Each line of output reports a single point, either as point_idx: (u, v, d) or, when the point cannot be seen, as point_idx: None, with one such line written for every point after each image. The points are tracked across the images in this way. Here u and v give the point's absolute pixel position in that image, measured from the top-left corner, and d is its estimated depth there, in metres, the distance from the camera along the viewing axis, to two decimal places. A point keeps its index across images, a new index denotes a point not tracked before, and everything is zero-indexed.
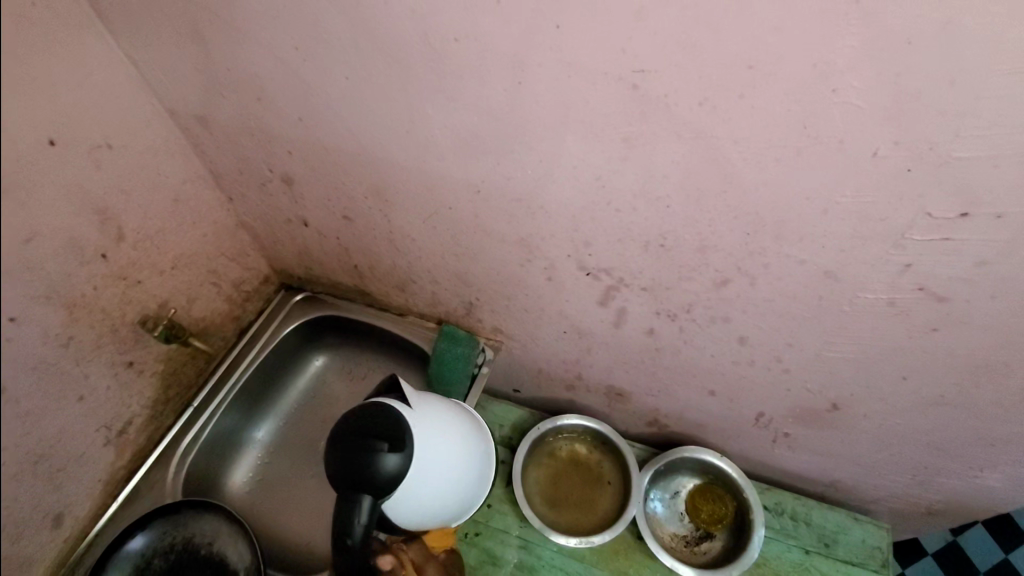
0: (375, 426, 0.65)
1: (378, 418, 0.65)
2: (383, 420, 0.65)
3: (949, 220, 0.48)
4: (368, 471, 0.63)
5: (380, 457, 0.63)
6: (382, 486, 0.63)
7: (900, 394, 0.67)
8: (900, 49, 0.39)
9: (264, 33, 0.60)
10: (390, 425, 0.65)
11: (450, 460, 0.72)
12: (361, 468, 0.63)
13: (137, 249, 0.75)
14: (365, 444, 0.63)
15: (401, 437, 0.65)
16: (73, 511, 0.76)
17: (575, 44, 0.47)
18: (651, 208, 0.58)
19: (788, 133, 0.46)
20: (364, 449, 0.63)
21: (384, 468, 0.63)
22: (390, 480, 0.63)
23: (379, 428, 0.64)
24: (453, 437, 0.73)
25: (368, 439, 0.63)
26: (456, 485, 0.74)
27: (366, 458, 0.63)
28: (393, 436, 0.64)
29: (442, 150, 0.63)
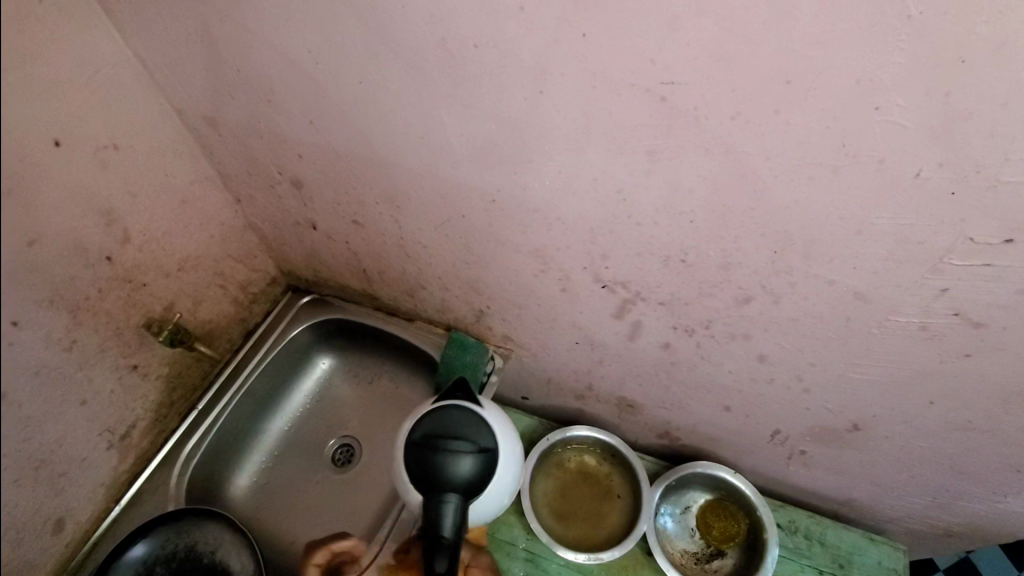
0: (428, 430, 0.66)
1: (430, 422, 0.66)
2: (434, 423, 0.66)
3: (991, 246, 0.45)
4: (436, 474, 0.63)
5: (448, 452, 0.63)
6: (462, 483, 0.63)
7: (925, 417, 0.65)
8: (952, 68, 0.37)
9: (275, 34, 0.58)
10: (441, 425, 0.66)
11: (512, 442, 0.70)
12: (433, 472, 0.63)
13: (143, 250, 0.73)
14: (421, 447, 0.64)
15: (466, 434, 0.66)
16: (75, 515, 0.75)
17: (601, 54, 0.45)
18: (674, 223, 0.55)
19: (824, 151, 0.44)
20: (429, 453, 0.64)
21: (450, 467, 0.63)
22: (464, 477, 0.63)
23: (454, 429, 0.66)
24: (506, 420, 0.72)
25: (428, 445, 0.64)
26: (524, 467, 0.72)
27: (430, 462, 0.63)
28: (451, 432, 0.65)
29: (457, 157, 0.61)
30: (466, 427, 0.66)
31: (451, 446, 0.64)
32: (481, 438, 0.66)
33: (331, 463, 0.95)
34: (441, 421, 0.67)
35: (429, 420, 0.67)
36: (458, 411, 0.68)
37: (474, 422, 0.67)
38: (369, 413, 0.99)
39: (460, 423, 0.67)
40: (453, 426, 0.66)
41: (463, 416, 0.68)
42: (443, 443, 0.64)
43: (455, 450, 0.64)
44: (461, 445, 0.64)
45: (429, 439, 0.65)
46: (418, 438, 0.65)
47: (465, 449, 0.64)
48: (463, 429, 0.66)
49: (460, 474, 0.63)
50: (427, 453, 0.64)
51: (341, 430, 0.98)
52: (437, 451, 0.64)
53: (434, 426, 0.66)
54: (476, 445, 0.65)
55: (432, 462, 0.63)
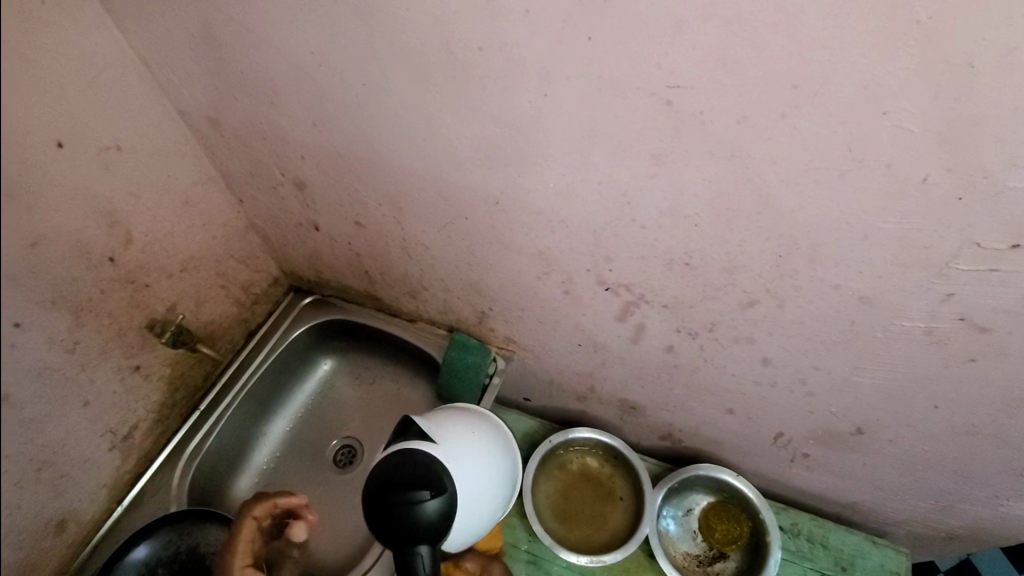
0: (386, 480, 0.62)
1: (389, 470, 0.63)
2: (392, 470, 0.63)
3: (998, 251, 0.45)
4: (404, 528, 0.60)
5: (413, 503, 0.61)
6: (432, 530, 0.61)
7: (929, 421, 0.65)
8: (960, 73, 0.36)
9: (279, 35, 0.58)
10: (400, 472, 0.63)
11: (479, 462, 0.70)
12: (400, 526, 0.60)
13: (146, 251, 0.73)
14: (382, 501, 0.61)
15: (429, 477, 0.63)
16: (78, 517, 0.75)
17: (606, 57, 0.45)
18: (679, 226, 0.55)
19: (831, 155, 0.44)
20: (393, 507, 0.60)
21: (417, 517, 0.60)
22: (433, 523, 0.61)
23: (416, 475, 0.63)
24: (469, 444, 0.70)
25: (391, 497, 0.61)
26: (495, 491, 0.71)
27: (395, 515, 0.60)
28: (411, 479, 0.62)
29: (461, 160, 0.60)
30: (428, 470, 0.64)
31: (416, 496, 0.61)
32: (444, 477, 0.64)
33: (333, 464, 0.95)
34: (399, 467, 0.63)
35: (385, 467, 0.63)
36: (415, 454, 0.65)
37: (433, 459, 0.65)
38: (371, 414, 0.99)
39: (421, 464, 0.64)
40: (413, 471, 0.63)
41: (422, 456, 0.65)
42: (406, 493, 0.61)
43: (420, 498, 0.61)
44: (426, 490, 0.62)
45: (390, 491, 0.61)
46: (376, 491, 0.61)
47: (430, 493, 0.62)
48: (426, 472, 0.63)
49: (429, 521, 0.61)
50: (390, 506, 0.60)
51: (343, 431, 0.98)
52: (400, 504, 0.60)
53: (394, 474, 0.63)
54: (440, 487, 0.63)
55: (397, 516, 0.60)
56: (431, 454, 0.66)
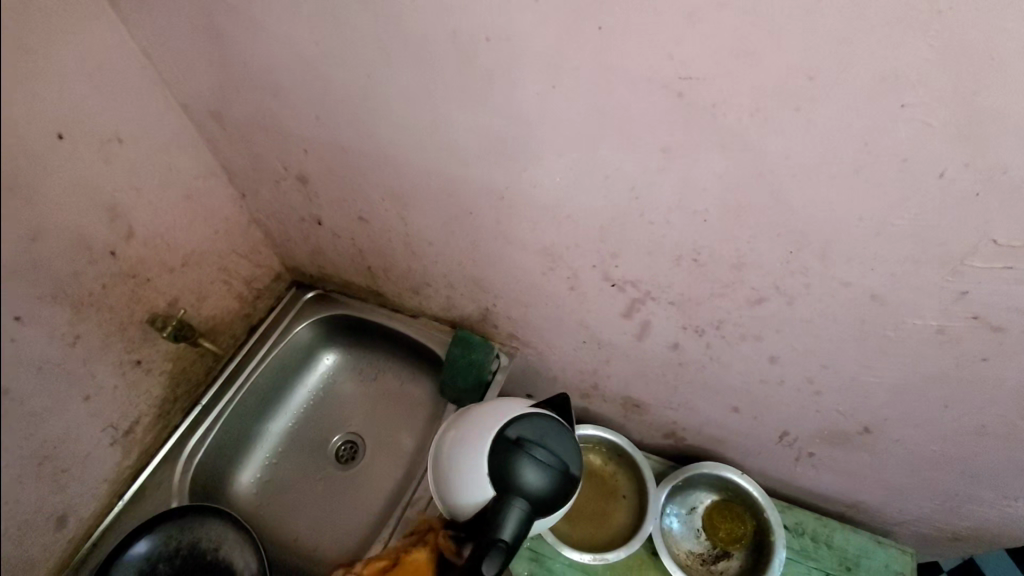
0: (515, 429, 0.65)
1: (514, 423, 0.66)
2: (519, 425, 0.65)
3: (1014, 249, 0.44)
4: (509, 475, 0.61)
5: (515, 458, 0.62)
6: (533, 491, 0.61)
7: (938, 421, 0.64)
8: (982, 66, 0.36)
9: (283, 27, 0.57)
10: (529, 429, 0.65)
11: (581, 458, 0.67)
12: (507, 471, 0.61)
13: (147, 246, 0.72)
14: (499, 445, 0.64)
15: (536, 447, 0.63)
16: (79, 511, 0.74)
17: (617, 48, 0.44)
18: (687, 221, 0.54)
19: (845, 149, 0.43)
20: (510, 453, 0.63)
21: (526, 472, 0.61)
22: (537, 486, 0.61)
23: (527, 439, 0.64)
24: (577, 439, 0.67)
25: (510, 444, 0.63)
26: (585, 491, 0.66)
27: (507, 460, 0.62)
28: (536, 439, 0.64)
29: (466, 154, 0.60)
30: (535, 440, 0.64)
31: (532, 454, 0.63)
32: (566, 456, 0.64)
33: (335, 460, 0.94)
34: (527, 426, 0.65)
35: (514, 419, 0.66)
36: (547, 421, 0.67)
37: (561, 437, 0.66)
38: (373, 410, 0.99)
39: (542, 431, 0.65)
40: (536, 434, 0.65)
41: (552, 427, 0.66)
42: (525, 446, 0.63)
43: (535, 459, 0.62)
44: (541, 454, 0.63)
45: (512, 440, 0.64)
46: (499, 435, 0.65)
47: (534, 462, 0.62)
48: (531, 441, 0.64)
49: (533, 484, 0.61)
50: (507, 452, 0.63)
51: (344, 427, 0.97)
52: (519, 454, 0.62)
53: (518, 428, 0.65)
54: (546, 461, 0.63)
55: (509, 462, 0.62)
56: (547, 430, 0.66)
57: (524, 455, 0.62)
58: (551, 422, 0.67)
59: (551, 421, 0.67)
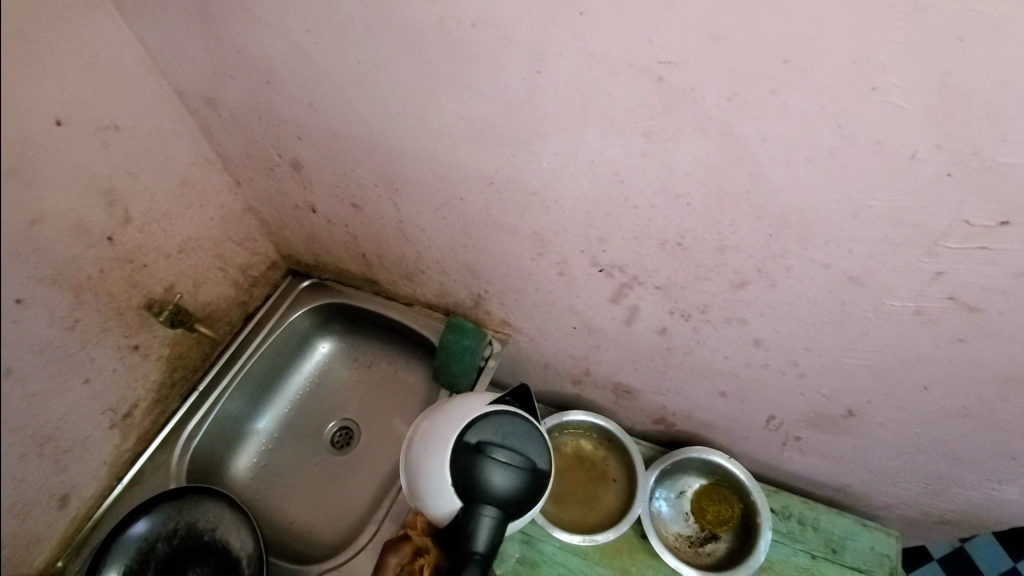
0: (477, 431, 0.66)
1: (476, 426, 0.66)
2: (479, 426, 0.66)
3: (987, 229, 0.45)
4: (475, 483, 0.63)
5: (478, 465, 0.63)
6: (499, 496, 0.63)
7: (919, 403, 0.65)
8: (949, 47, 0.37)
9: (275, 15, 0.58)
10: (490, 429, 0.66)
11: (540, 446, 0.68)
12: (472, 480, 0.63)
13: (143, 232, 0.73)
14: (462, 451, 0.65)
15: (496, 448, 0.65)
16: (79, 492, 0.76)
17: (599, 33, 0.45)
18: (671, 206, 0.55)
19: (821, 132, 0.44)
20: (473, 458, 0.64)
21: (489, 477, 0.63)
22: (502, 489, 0.63)
23: (486, 440, 0.65)
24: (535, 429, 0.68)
25: (471, 449, 0.64)
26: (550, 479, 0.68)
27: (470, 466, 0.63)
28: (496, 440, 0.65)
29: (456, 140, 0.61)
30: (495, 440, 0.65)
31: (495, 456, 0.64)
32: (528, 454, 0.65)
33: (330, 445, 0.96)
34: (485, 425, 0.66)
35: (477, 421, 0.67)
36: (504, 417, 0.67)
37: (525, 433, 0.67)
38: (368, 396, 1.00)
39: (505, 430, 0.66)
40: (500, 434, 0.66)
41: (517, 425, 0.67)
42: (486, 449, 0.64)
43: (497, 462, 0.64)
44: (509, 456, 0.64)
45: (473, 444, 0.65)
46: (461, 440, 0.65)
47: (495, 465, 0.64)
48: (489, 441, 0.65)
49: (497, 487, 0.63)
50: (468, 457, 0.64)
51: (339, 414, 0.99)
52: (482, 459, 0.64)
53: (488, 429, 0.66)
54: (508, 462, 0.64)
55: (473, 468, 0.63)
56: (505, 428, 0.66)
57: (485, 460, 0.64)
58: (508, 417, 0.67)
59: (511, 417, 0.67)
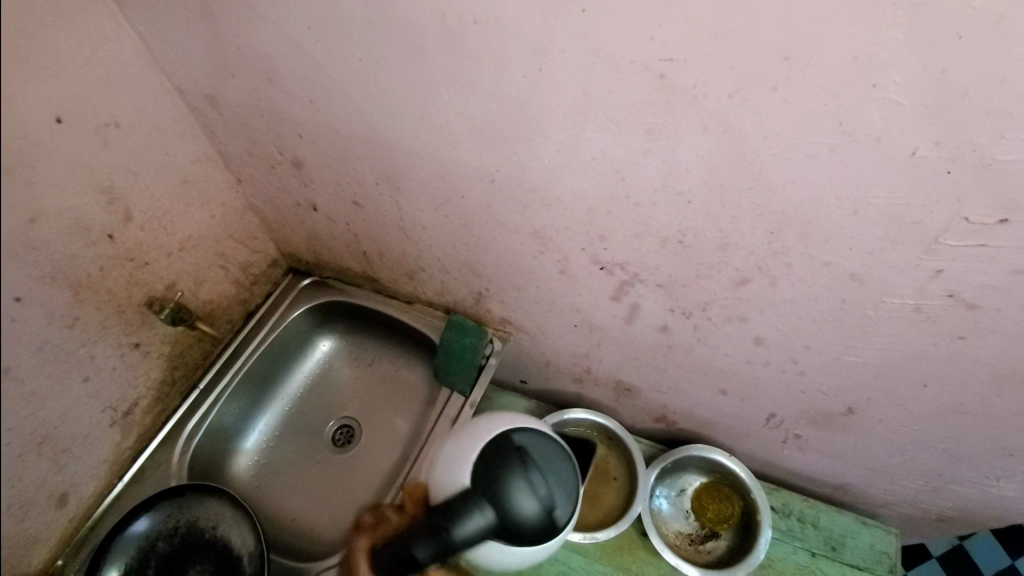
0: (535, 451, 0.65)
1: (537, 450, 0.65)
2: (532, 442, 0.66)
3: (986, 226, 0.45)
4: (499, 482, 0.62)
5: (512, 470, 0.63)
6: (511, 506, 0.61)
7: (918, 401, 0.66)
8: (950, 44, 0.37)
9: (276, 12, 0.58)
10: (547, 458, 0.65)
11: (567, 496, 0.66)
12: (501, 478, 0.62)
13: (144, 230, 0.73)
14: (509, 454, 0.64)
15: (534, 467, 0.64)
16: (79, 490, 0.76)
17: (600, 30, 0.45)
18: (672, 203, 0.56)
19: (821, 129, 0.44)
20: (512, 463, 0.63)
21: (515, 487, 0.62)
22: (517, 504, 0.62)
23: (528, 453, 0.65)
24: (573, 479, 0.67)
25: (516, 454, 0.64)
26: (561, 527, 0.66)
27: (506, 467, 0.63)
28: (538, 462, 0.65)
29: (457, 137, 0.61)
30: (538, 460, 0.65)
31: (531, 475, 0.63)
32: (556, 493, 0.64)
33: (331, 444, 0.96)
34: (536, 446, 0.66)
35: (530, 436, 0.67)
36: (554, 450, 0.67)
37: (562, 474, 0.66)
38: (368, 395, 1.00)
39: (559, 470, 0.65)
40: (552, 471, 0.65)
41: (559, 463, 0.66)
42: (529, 464, 0.64)
43: (529, 479, 0.63)
44: (539, 483, 0.63)
45: (520, 453, 0.64)
46: (514, 445, 0.65)
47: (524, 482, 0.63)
48: (532, 461, 0.64)
49: (517, 499, 0.61)
50: (511, 458, 0.64)
51: (340, 412, 0.99)
52: (518, 468, 0.63)
53: (537, 451, 0.65)
54: (534, 488, 0.63)
55: (505, 471, 0.63)
56: (549, 457, 0.66)
57: (519, 470, 0.63)
58: (558, 452, 0.67)
59: (559, 453, 0.67)
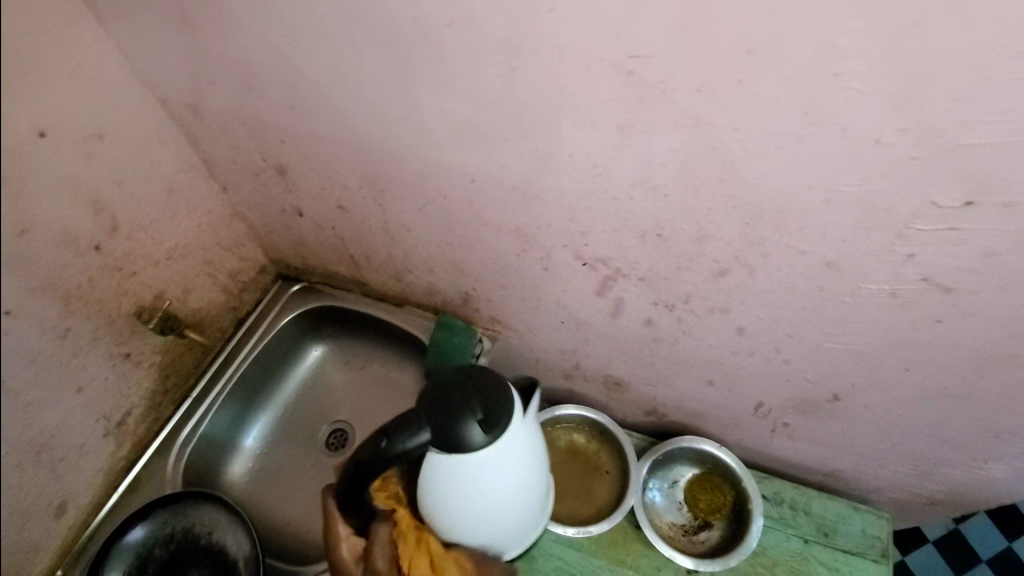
0: (507, 416, 0.58)
1: (509, 419, 0.58)
2: (501, 394, 0.59)
3: (954, 210, 0.46)
4: (452, 420, 0.57)
5: (468, 412, 0.57)
6: (456, 444, 0.57)
7: (901, 385, 0.66)
8: (907, 32, 0.37)
9: (253, 20, 0.59)
10: (516, 428, 0.60)
11: (517, 465, 0.62)
12: (454, 418, 0.57)
13: (131, 240, 0.74)
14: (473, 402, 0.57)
15: (492, 416, 0.57)
16: (75, 501, 0.77)
17: (569, 29, 0.46)
18: (649, 197, 0.56)
19: (789, 120, 0.45)
20: (473, 405, 0.57)
21: (469, 432, 0.56)
22: (464, 446, 0.57)
23: (491, 400, 0.58)
24: (528, 444, 0.63)
25: (481, 400, 0.57)
26: (503, 486, 0.63)
27: (465, 408, 0.57)
28: (501, 414, 0.58)
29: (436, 139, 0.61)
30: (501, 414, 0.58)
31: (489, 425, 0.57)
32: (505, 448, 0.59)
33: (325, 447, 0.96)
34: (505, 400, 0.59)
35: (501, 387, 0.59)
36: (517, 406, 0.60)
37: (518, 430, 0.60)
38: (361, 397, 1.01)
39: (522, 454, 0.62)
40: (515, 449, 0.61)
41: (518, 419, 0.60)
42: (490, 414, 0.57)
43: (483, 428, 0.57)
44: (492, 436, 0.57)
45: (485, 401, 0.58)
46: (483, 397, 0.58)
47: (478, 427, 0.57)
48: (496, 414, 0.58)
49: (467, 442, 0.57)
50: (474, 403, 0.57)
51: (333, 415, 0.99)
52: (477, 412, 0.57)
53: (505, 406, 0.58)
54: (487, 437, 0.57)
55: (462, 410, 0.57)
56: (511, 413, 0.59)
57: (476, 414, 0.57)
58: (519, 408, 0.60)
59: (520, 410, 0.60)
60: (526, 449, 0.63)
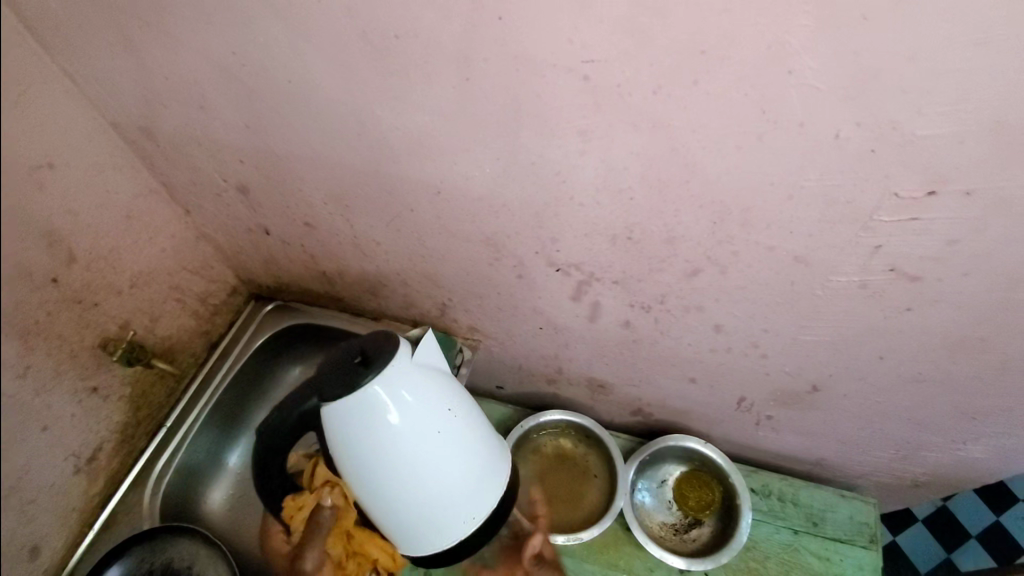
0: (382, 364, 0.54)
1: (385, 365, 0.54)
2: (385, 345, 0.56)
3: (917, 200, 0.46)
4: (331, 373, 0.55)
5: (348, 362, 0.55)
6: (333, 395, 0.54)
7: (877, 373, 0.67)
8: (856, 27, 0.37)
9: (199, 38, 0.57)
10: (406, 379, 0.55)
11: (407, 416, 0.55)
12: (335, 373, 0.55)
13: (92, 269, 0.71)
14: (347, 354, 0.56)
15: (372, 364, 0.54)
16: (49, 544, 0.74)
17: (521, 35, 0.45)
18: (615, 201, 0.55)
19: (748, 118, 0.44)
20: (351, 358, 0.55)
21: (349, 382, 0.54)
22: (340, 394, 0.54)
23: (372, 349, 0.56)
24: (426, 397, 0.56)
25: (360, 353, 0.56)
26: (394, 441, 0.55)
27: (342, 361, 0.56)
28: (378, 362, 0.55)
29: (397, 152, 0.60)
30: (378, 361, 0.55)
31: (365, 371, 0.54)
32: (389, 396, 0.54)
33: None
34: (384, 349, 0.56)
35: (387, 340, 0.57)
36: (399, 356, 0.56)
37: (408, 380, 0.55)
38: None
39: (424, 411, 0.56)
40: (407, 399, 0.55)
41: (404, 369, 0.55)
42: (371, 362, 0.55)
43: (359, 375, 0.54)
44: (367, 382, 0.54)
45: (364, 355, 0.55)
46: (357, 347, 0.56)
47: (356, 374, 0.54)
48: (381, 361, 0.55)
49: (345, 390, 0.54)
50: (352, 355, 0.56)
51: None
52: (355, 361, 0.55)
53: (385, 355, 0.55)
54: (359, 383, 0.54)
55: (341, 362, 0.55)
56: (392, 362, 0.55)
57: (356, 363, 0.55)
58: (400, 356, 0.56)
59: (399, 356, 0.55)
60: (425, 393, 0.56)
